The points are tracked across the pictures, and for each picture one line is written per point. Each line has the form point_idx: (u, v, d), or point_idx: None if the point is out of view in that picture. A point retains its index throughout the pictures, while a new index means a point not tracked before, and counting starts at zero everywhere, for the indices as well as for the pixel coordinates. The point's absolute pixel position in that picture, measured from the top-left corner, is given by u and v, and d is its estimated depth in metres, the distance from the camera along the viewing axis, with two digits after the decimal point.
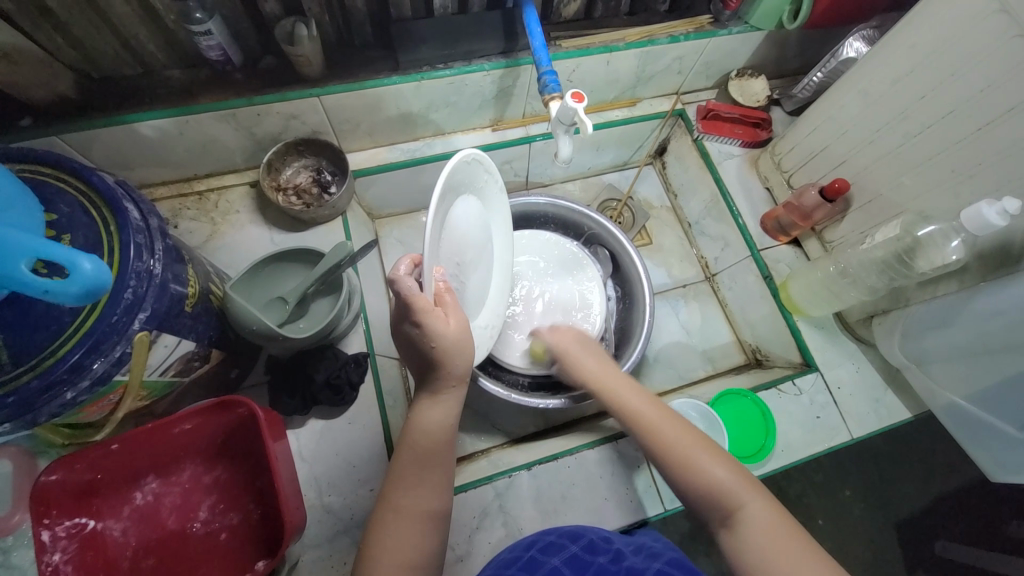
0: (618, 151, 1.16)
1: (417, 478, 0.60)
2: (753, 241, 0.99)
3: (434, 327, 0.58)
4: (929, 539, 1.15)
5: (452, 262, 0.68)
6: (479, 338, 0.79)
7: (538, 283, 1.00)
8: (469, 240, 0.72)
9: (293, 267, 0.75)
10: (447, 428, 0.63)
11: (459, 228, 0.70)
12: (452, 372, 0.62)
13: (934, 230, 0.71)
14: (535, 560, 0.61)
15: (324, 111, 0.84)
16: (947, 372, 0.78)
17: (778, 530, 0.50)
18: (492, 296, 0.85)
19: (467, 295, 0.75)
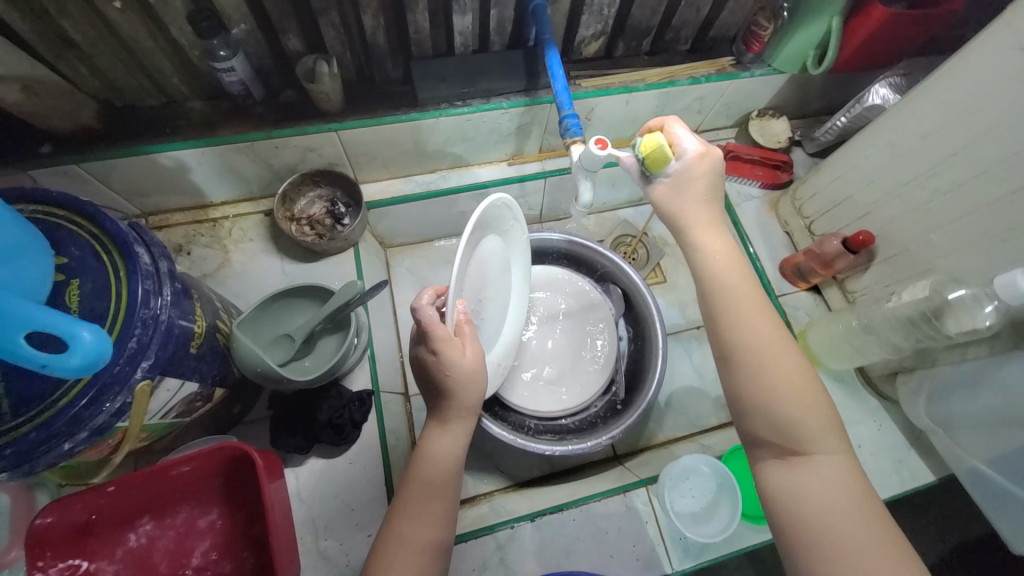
0: (634, 186, 1.13)
1: (421, 508, 0.58)
2: (771, 286, 0.98)
3: (450, 355, 0.57)
4: None
5: (474, 296, 0.68)
6: (490, 377, 0.78)
7: (552, 323, 0.98)
8: (492, 275, 0.72)
9: (302, 303, 0.74)
10: (452, 463, 0.60)
11: (483, 266, 0.69)
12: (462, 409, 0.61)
13: (965, 294, 0.68)
14: None
15: (341, 144, 0.84)
16: (976, 438, 0.74)
17: (852, 493, 0.48)
18: (507, 332, 0.83)
19: (485, 331, 0.74)
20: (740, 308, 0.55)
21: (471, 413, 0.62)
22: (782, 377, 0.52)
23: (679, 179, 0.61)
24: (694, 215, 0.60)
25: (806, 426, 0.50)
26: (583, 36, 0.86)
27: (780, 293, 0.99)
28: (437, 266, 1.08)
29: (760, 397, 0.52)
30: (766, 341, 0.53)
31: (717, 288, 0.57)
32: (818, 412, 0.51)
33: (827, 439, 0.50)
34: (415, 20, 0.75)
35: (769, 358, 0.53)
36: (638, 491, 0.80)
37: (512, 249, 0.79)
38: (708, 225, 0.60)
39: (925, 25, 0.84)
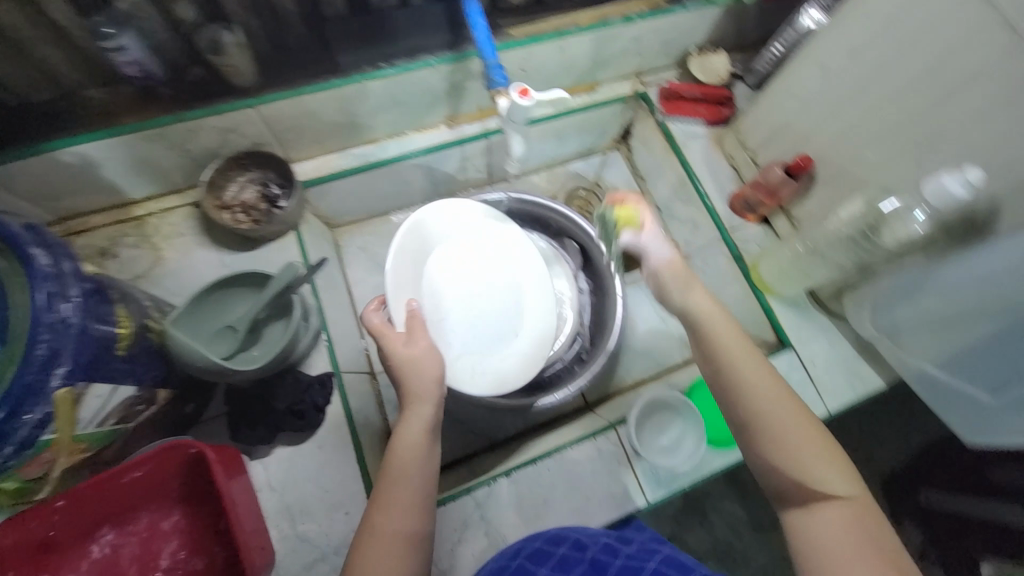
0: (580, 137, 1.11)
1: (389, 499, 0.58)
2: (722, 222, 0.98)
3: (389, 344, 0.67)
4: (913, 491, 1.17)
5: (432, 295, 0.78)
6: (488, 372, 0.80)
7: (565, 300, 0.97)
8: (461, 273, 0.81)
9: (242, 293, 0.71)
10: (420, 450, 0.61)
11: (439, 270, 0.80)
12: (410, 389, 0.65)
13: (899, 205, 0.71)
14: (522, 569, 0.62)
15: (263, 122, 0.80)
16: (919, 341, 0.78)
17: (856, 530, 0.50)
18: (525, 319, 0.85)
19: (458, 324, 0.79)
20: (742, 363, 0.59)
21: (431, 394, 0.65)
22: (786, 427, 0.55)
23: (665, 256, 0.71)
24: (689, 287, 0.68)
25: (818, 476, 0.53)
26: None
27: (731, 227, 0.98)
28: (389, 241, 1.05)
29: (773, 454, 0.55)
30: (774, 399, 0.57)
31: (717, 346, 0.61)
32: (829, 463, 0.54)
33: (840, 482, 0.53)
34: None
35: (775, 409, 0.56)
36: (609, 435, 0.82)
37: (493, 235, 0.85)
38: (698, 289, 0.67)
39: None
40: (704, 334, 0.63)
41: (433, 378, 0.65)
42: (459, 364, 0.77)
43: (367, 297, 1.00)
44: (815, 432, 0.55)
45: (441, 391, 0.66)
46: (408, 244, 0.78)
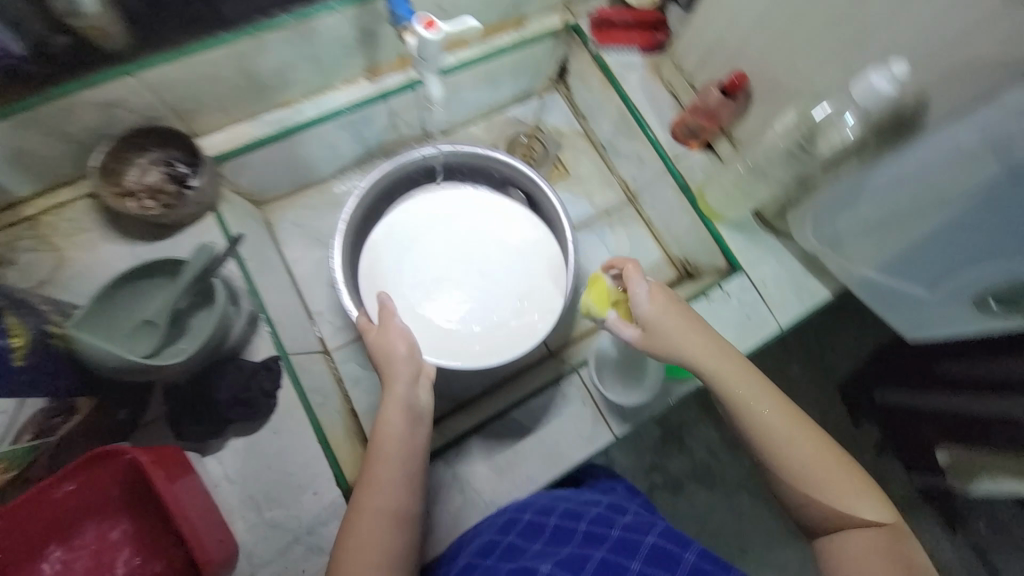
0: (514, 80, 1.05)
1: (375, 479, 0.63)
2: (666, 153, 0.95)
3: (371, 337, 0.73)
4: (868, 391, 1.22)
5: (427, 287, 0.91)
6: (490, 344, 0.87)
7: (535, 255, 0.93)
8: (413, 266, 0.91)
9: (160, 284, 0.66)
10: (400, 432, 0.65)
11: (392, 265, 0.91)
12: (387, 369, 0.70)
13: (830, 110, 0.71)
14: (514, 547, 0.63)
15: (152, 92, 0.71)
16: (860, 248, 0.80)
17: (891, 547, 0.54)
18: (528, 289, 0.91)
19: (455, 307, 0.90)
20: (761, 406, 0.61)
21: (404, 371, 0.69)
22: (811, 461, 0.59)
23: (661, 313, 0.67)
24: (693, 339, 0.65)
25: (848, 510, 0.57)
26: None
27: (674, 156, 0.95)
28: (326, 213, 0.99)
29: (807, 497, 0.58)
30: (797, 439, 0.60)
31: (736, 396, 0.62)
32: (855, 495, 0.57)
33: (868, 505, 0.57)
34: None
35: (801, 453, 0.59)
36: (572, 377, 0.83)
37: (483, 222, 0.95)
38: (698, 336, 0.66)
39: None
40: (717, 386, 0.64)
41: (403, 358, 0.70)
42: (457, 344, 0.87)
43: (309, 275, 0.95)
44: (837, 465, 0.59)
45: (416, 370, 0.70)
46: (392, 247, 0.92)
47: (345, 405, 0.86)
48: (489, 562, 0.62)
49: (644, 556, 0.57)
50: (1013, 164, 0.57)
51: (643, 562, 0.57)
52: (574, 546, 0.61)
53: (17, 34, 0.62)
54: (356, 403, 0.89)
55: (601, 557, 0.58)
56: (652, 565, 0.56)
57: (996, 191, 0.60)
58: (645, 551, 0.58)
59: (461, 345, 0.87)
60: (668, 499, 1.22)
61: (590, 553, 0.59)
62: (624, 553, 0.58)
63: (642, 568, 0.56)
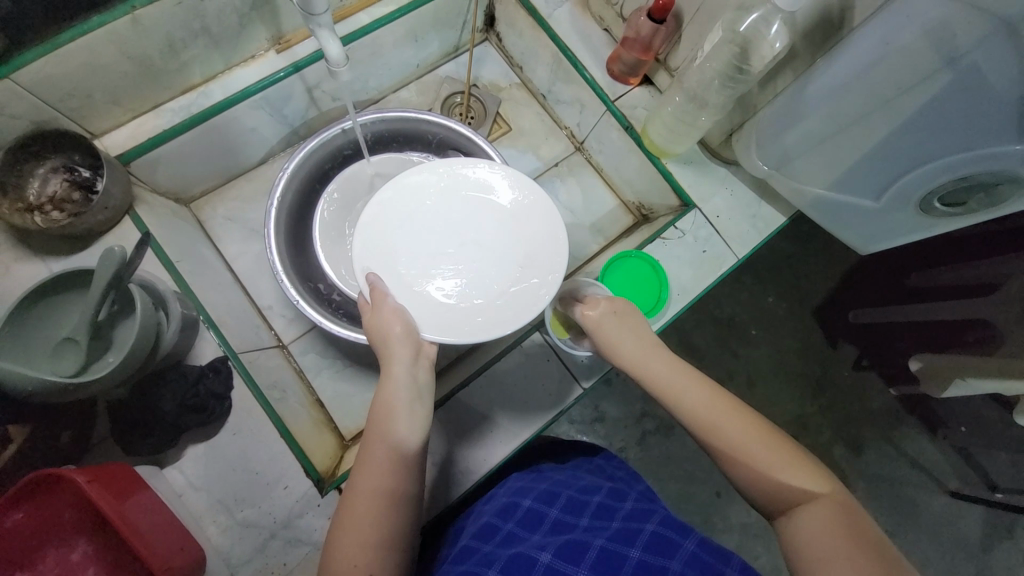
0: (440, 35, 0.98)
1: (367, 463, 0.59)
2: (605, 93, 0.91)
3: (375, 316, 0.68)
4: (842, 311, 1.26)
5: (404, 257, 0.71)
6: (490, 317, 0.69)
7: (538, 211, 0.74)
8: (393, 227, 0.72)
9: (74, 299, 0.61)
10: (398, 413, 0.61)
11: (372, 226, 0.72)
12: (385, 340, 0.66)
13: (756, 19, 0.67)
14: (514, 534, 0.65)
15: (31, 95, 0.64)
16: (808, 168, 0.78)
17: (839, 526, 0.47)
18: (527, 247, 0.72)
19: (441, 279, 0.70)
20: (679, 389, 0.58)
21: (406, 350, 0.65)
22: (740, 440, 0.53)
23: (597, 322, 0.67)
24: (636, 344, 0.64)
25: (786, 483, 0.51)
26: None
27: (614, 97, 0.92)
28: (260, 203, 0.94)
29: (745, 474, 0.52)
30: (724, 417, 0.55)
31: (662, 383, 0.59)
32: (796, 468, 0.51)
33: (804, 479, 0.51)
34: None
35: (732, 427, 0.54)
36: (534, 337, 0.82)
37: (455, 174, 0.75)
38: (630, 334, 0.65)
39: None
40: (647, 377, 0.61)
41: (401, 339, 0.65)
42: (450, 326, 0.68)
43: (252, 269, 0.91)
44: (768, 439, 0.53)
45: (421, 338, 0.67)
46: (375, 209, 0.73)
47: (309, 396, 0.84)
48: (487, 547, 0.65)
49: (644, 543, 0.59)
50: (956, 62, 0.56)
51: (642, 549, 0.58)
52: (574, 532, 0.63)
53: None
54: (322, 393, 0.87)
55: (600, 544, 0.59)
56: (652, 552, 0.57)
57: (945, 92, 0.58)
58: (644, 539, 0.59)
59: (454, 325, 0.68)
60: (659, 442, 1.24)
61: (591, 540, 0.60)
62: (623, 541, 0.59)
63: (642, 555, 0.57)
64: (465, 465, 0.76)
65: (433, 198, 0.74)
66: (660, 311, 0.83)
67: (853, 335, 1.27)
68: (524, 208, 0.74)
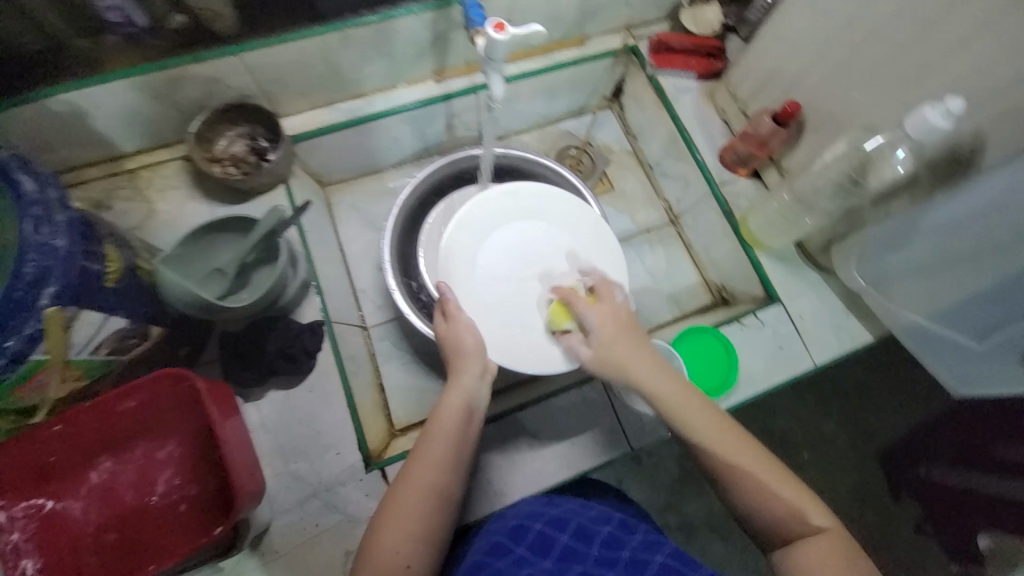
0: (572, 95, 1.10)
1: (424, 454, 0.63)
2: (712, 177, 0.97)
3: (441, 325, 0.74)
4: (914, 462, 1.16)
5: (482, 281, 0.80)
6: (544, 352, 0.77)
7: (602, 263, 0.84)
8: (479, 251, 0.82)
9: (229, 238, 0.72)
10: (460, 418, 0.66)
11: (460, 247, 0.82)
12: (464, 348, 0.71)
13: (882, 142, 0.71)
14: (524, 559, 0.62)
15: (248, 73, 0.79)
16: (908, 292, 0.78)
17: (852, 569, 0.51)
18: None
19: (509, 305, 0.79)
20: (701, 429, 0.60)
21: (474, 364, 0.70)
22: (760, 479, 0.57)
23: (603, 334, 0.67)
24: (641, 363, 0.64)
25: (794, 518, 0.55)
26: None
27: (721, 182, 0.97)
28: (382, 201, 1.06)
29: (766, 515, 0.55)
30: (742, 454, 0.58)
31: (683, 420, 0.61)
32: (801, 503, 0.55)
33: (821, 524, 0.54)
34: None
35: (751, 469, 0.57)
36: (594, 384, 0.84)
37: (541, 209, 0.86)
38: (647, 360, 0.65)
39: None
40: (666, 409, 0.62)
41: (471, 354, 0.70)
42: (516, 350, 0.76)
43: (359, 254, 1.01)
44: (784, 481, 0.57)
45: (490, 365, 0.71)
46: (467, 232, 0.83)
47: (374, 380, 0.91)
48: (497, 566, 0.62)
49: None
50: None
51: None
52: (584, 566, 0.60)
53: (140, 6, 0.69)
54: (385, 380, 0.93)
55: None
56: None
57: None
58: None
59: (520, 351, 0.76)
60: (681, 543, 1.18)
61: None
62: None
63: None
64: (499, 487, 0.78)
65: (517, 233, 0.84)
66: (725, 392, 0.83)
67: (921, 492, 1.15)
68: (591, 258, 0.84)
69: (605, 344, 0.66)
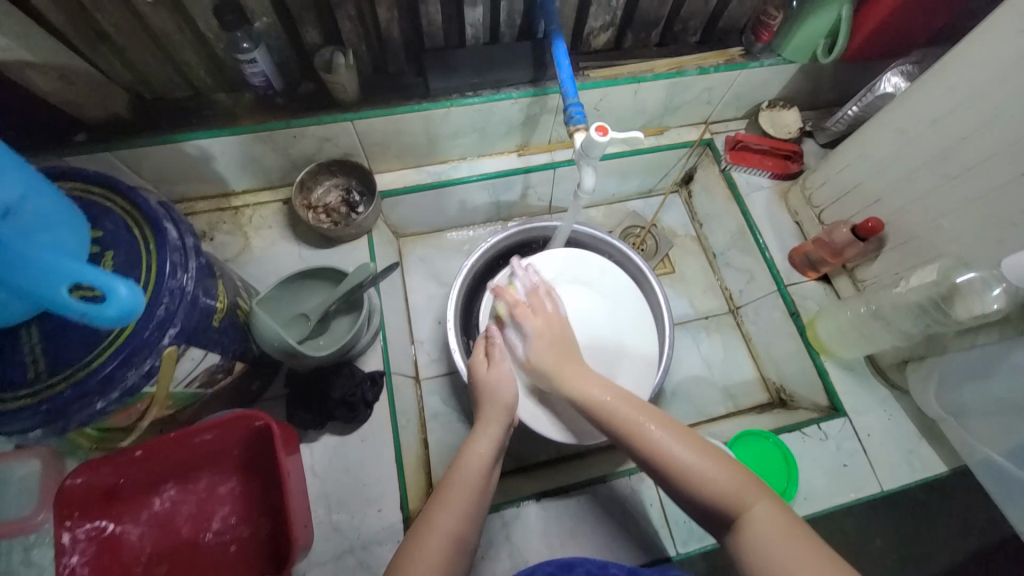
0: (643, 178, 1.14)
1: (449, 498, 0.60)
2: (780, 276, 0.96)
3: (478, 367, 0.74)
4: None
5: None
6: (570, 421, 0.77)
7: (640, 345, 0.85)
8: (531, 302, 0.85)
9: (318, 285, 0.78)
10: (486, 466, 0.63)
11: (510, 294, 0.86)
12: (498, 400, 0.69)
13: (974, 277, 0.69)
14: None
15: (356, 135, 0.86)
16: (986, 426, 0.74)
17: (785, 527, 0.51)
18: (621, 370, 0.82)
19: None
20: (624, 428, 0.61)
21: (501, 415, 0.69)
22: (684, 458, 0.57)
23: (533, 340, 0.72)
24: (561, 367, 0.69)
25: (723, 486, 0.55)
26: (591, 28, 0.87)
27: (789, 283, 0.97)
28: (449, 256, 1.10)
29: (700, 493, 0.55)
30: (665, 434, 0.59)
31: (609, 423, 0.63)
32: (722, 464, 0.56)
33: (755, 500, 0.54)
34: (428, 12, 0.76)
35: (675, 449, 0.58)
36: (644, 475, 0.82)
37: (586, 272, 0.88)
38: (569, 367, 0.69)
39: (937, 14, 0.83)
40: (595, 417, 0.64)
41: (503, 405, 0.69)
42: (546, 406, 0.78)
43: (421, 306, 1.05)
44: (707, 455, 0.57)
45: (511, 418, 0.70)
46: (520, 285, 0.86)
47: (420, 434, 0.91)
48: None
49: None
50: None
51: None
52: None
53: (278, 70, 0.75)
54: (430, 435, 0.93)
55: None
56: None
57: None
58: None
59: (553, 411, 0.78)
60: None
61: None
62: None
63: None
64: None
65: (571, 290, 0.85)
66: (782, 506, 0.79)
67: None
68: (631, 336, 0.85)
69: (535, 357, 0.71)
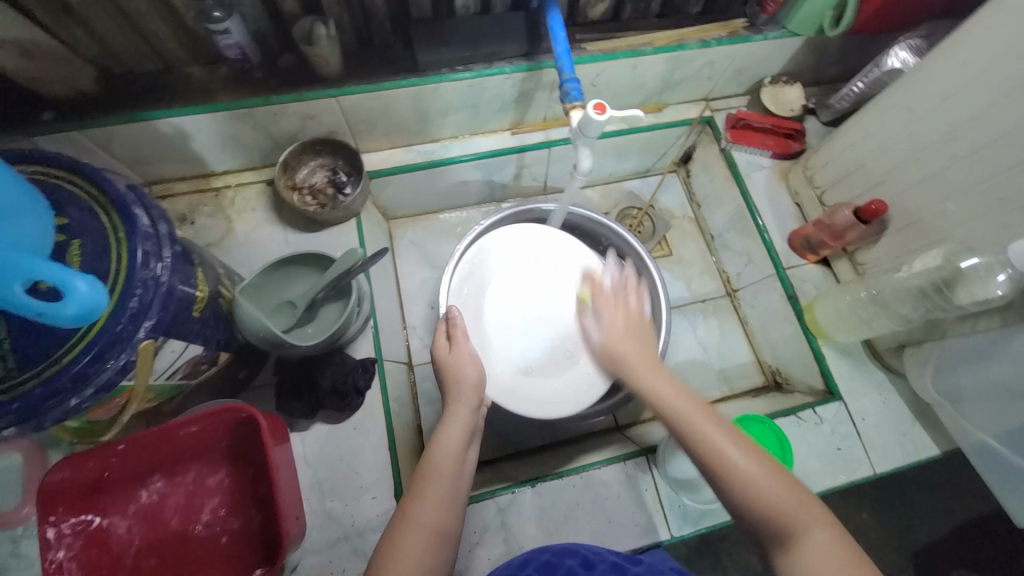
0: (640, 158, 1.11)
1: (422, 491, 0.58)
2: (779, 259, 0.95)
3: (440, 349, 0.72)
4: None
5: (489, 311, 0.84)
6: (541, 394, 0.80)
7: None
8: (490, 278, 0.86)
9: (304, 271, 0.76)
10: (457, 454, 0.62)
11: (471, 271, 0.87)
12: (466, 380, 0.69)
13: (979, 263, 0.68)
14: None
15: (341, 112, 0.82)
16: (981, 410, 0.74)
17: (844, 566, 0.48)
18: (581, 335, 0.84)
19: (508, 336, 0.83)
20: (688, 426, 0.58)
21: (469, 398, 0.67)
22: (747, 475, 0.53)
23: (608, 326, 0.73)
24: (637, 356, 0.68)
25: (785, 509, 0.51)
26: None
27: (788, 266, 0.95)
28: (441, 239, 1.07)
29: (756, 510, 0.52)
30: (733, 445, 0.55)
31: (678, 414, 0.59)
32: (789, 488, 0.52)
33: (812, 528, 0.50)
34: None
35: (740, 461, 0.54)
36: (640, 461, 0.82)
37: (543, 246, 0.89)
38: (644, 356, 0.67)
39: None
40: (662, 406, 0.61)
41: (471, 385, 0.68)
42: (515, 383, 0.79)
43: (413, 290, 1.02)
44: (774, 474, 0.53)
45: (480, 399, 0.68)
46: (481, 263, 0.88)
47: (414, 421, 0.90)
48: None
49: None
50: None
51: None
52: None
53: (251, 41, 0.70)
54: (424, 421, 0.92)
55: None
56: None
57: None
58: None
59: (524, 389, 0.79)
60: None
61: None
62: None
63: None
64: None
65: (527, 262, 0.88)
66: None
67: None
68: None
69: (612, 344, 0.70)
